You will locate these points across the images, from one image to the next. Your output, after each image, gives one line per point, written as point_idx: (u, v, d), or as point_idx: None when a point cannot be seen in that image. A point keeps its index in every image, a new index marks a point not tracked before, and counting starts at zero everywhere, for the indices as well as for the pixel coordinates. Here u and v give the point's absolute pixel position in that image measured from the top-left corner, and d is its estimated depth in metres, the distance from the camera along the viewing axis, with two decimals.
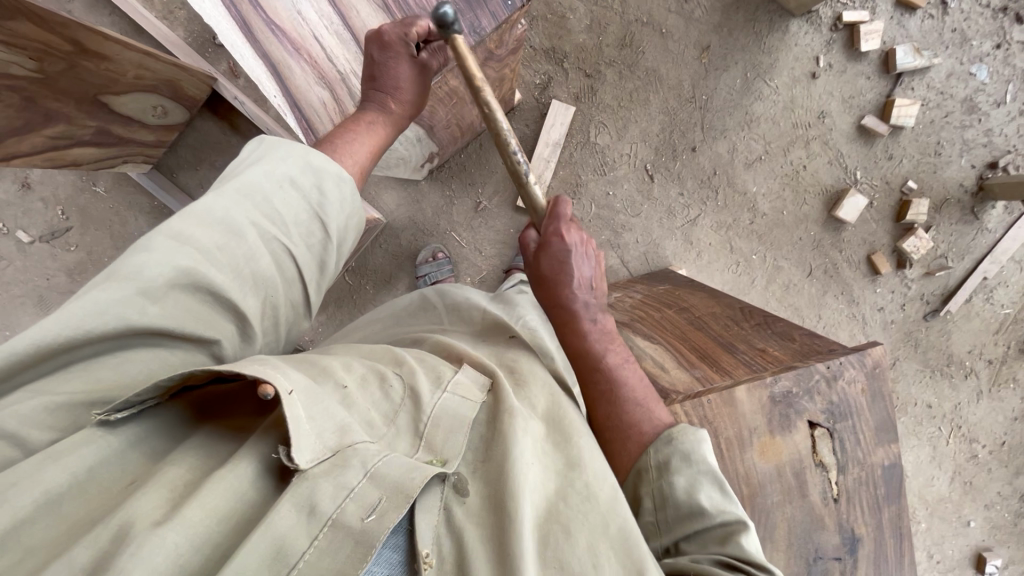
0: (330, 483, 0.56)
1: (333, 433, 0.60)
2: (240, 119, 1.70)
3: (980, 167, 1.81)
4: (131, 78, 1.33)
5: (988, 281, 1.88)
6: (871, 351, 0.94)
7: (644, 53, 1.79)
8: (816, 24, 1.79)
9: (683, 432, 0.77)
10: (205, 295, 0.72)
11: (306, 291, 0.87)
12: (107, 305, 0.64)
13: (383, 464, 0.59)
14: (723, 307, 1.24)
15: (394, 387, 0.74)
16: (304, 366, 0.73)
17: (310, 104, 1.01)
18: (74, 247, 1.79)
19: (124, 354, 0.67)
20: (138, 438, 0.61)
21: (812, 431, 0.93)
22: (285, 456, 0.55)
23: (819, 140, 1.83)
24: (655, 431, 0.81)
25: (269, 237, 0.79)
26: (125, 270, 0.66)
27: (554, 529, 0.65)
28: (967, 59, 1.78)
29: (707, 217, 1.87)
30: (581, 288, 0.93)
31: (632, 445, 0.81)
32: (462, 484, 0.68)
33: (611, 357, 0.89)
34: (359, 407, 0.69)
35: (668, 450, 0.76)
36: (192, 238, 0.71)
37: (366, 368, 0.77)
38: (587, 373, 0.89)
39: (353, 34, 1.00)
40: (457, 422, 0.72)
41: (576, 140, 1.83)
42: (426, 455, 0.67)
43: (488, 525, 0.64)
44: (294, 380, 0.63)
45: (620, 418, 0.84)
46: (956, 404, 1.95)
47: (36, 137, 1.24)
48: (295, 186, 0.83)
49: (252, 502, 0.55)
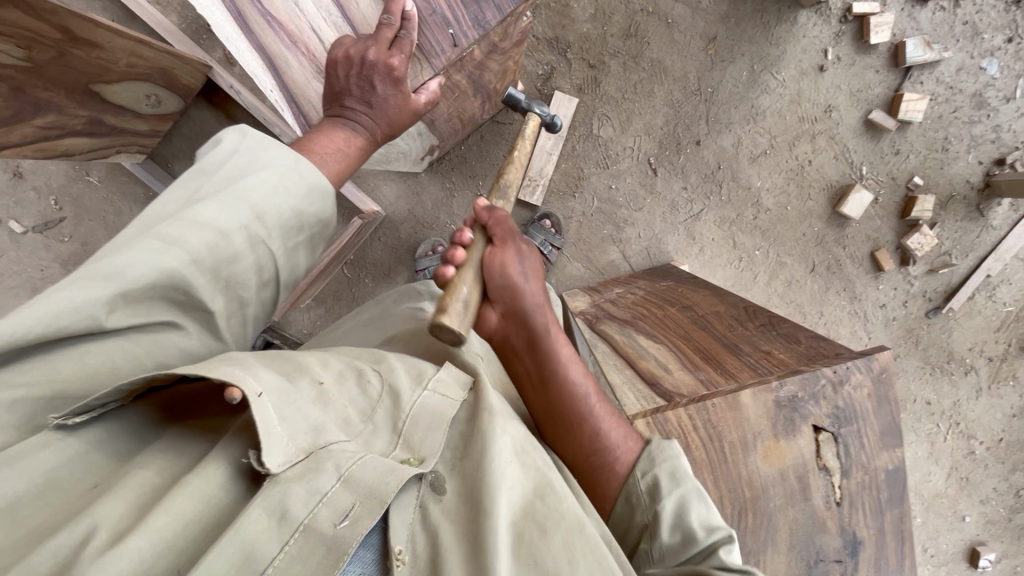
0: (301, 487, 0.55)
1: (306, 435, 0.59)
2: (235, 107, 1.66)
3: (987, 163, 1.79)
4: (122, 66, 1.30)
5: (992, 279, 1.87)
6: (878, 356, 0.93)
7: (649, 44, 1.76)
8: (825, 16, 1.75)
9: (663, 450, 0.81)
10: (175, 295, 0.71)
11: (277, 292, 0.87)
12: (79, 304, 0.63)
13: (359, 468, 0.59)
14: (726, 307, 1.22)
15: (371, 384, 0.71)
16: (276, 359, 0.70)
17: (307, 99, 0.99)
18: (69, 238, 1.77)
19: (85, 344, 0.65)
20: (98, 440, 0.60)
21: (817, 435, 0.92)
22: (255, 460, 0.54)
23: (825, 135, 1.81)
24: (635, 450, 0.83)
25: (256, 242, 0.78)
26: (103, 269, 0.65)
27: (528, 529, 0.65)
28: (978, 52, 1.74)
29: (710, 212, 1.84)
30: (539, 307, 0.88)
31: (611, 462, 0.82)
32: (440, 483, 0.68)
33: (578, 382, 0.86)
34: (335, 404, 0.67)
35: (653, 470, 0.80)
36: (182, 240, 0.70)
37: (344, 363, 0.74)
38: (557, 399, 0.86)
39: (350, 26, 0.96)
40: (436, 420, 0.70)
41: (579, 133, 1.80)
42: (403, 452, 0.66)
43: (462, 522, 0.64)
44: (263, 379, 0.60)
45: (597, 447, 0.83)
46: (955, 401, 1.95)
47: (27, 127, 1.21)
48: (286, 191, 0.81)
49: (215, 509, 0.53)
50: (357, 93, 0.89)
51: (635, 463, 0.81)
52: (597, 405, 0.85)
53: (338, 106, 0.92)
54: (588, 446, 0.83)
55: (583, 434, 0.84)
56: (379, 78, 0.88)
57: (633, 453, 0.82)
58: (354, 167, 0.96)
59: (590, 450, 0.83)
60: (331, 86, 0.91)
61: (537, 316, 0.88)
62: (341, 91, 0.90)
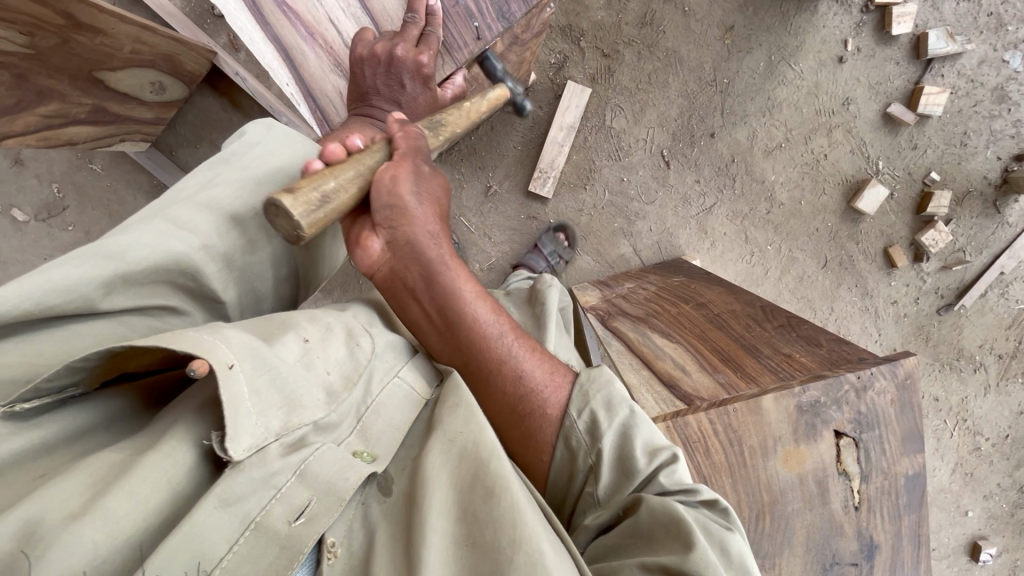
0: (257, 479, 0.53)
1: (278, 415, 0.57)
2: (241, 95, 1.64)
3: (1006, 158, 1.76)
4: (127, 53, 1.27)
5: (1005, 276, 1.85)
6: (903, 362, 0.92)
7: (665, 33, 1.72)
8: (846, 5, 1.70)
9: (594, 384, 0.76)
10: (183, 280, 0.67)
11: (294, 288, 0.86)
12: (73, 281, 0.58)
13: (314, 461, 0.58)
14: (742, 305, 1.21)
15: (361, 349, 0.71)
16: (263, 322, 0.68)
17: (325, 93, 0.95)
18: (72, 227, 1.73)
19: (76, 326, 0.60)
20: (62, 429, 0.54)
21: (838, 440, 0.91)
22: (217, 446, 0.51)
23: (842, 129, 1.77)
24: (559, 396, 0.75)
25: (271, 232, 0.76)
26: (104, 248, 0.61)
27: (471, 507, 0.62)
28: (1001, 45, 1.70)
29: (723, 206, 1.82)
30: (427, 224, 0.76)
31: (546, 415, 0.75)
32: (388, 483, 0.65)
33: (481, 316, 0.77)
34: (317, 366, 0.65)
35: (589, 406, 0.74)
36: (191, 222, 0.67)
37: (333, 320, 0.73)
38: (468, 349, 0.76)
39: (371, 18, 0.93)
40: (396, 417, 0.70)
41: (591, 123, 1.76)
42: (358, 442, 0.64)
43: (400, 518, 0.62)
44: (236, 345, 0.57)
45: (521, 390, 0.75)
46: (963, 398, 1.94)
47: (30, 116, 1.19)
48: (300, 178, 0.79)
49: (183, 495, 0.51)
50: (384, 91, 0.87)
51: (568, 403, 0.75)
52: (509, 339, 0.77)
53: (366, 107, 0.89)
54: (513, 394, 0.75)
55: (503, 377, 0.76)
56: (408, 78, 0.86)
57: (562, 392, 0.76)
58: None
59: (516, 398, 0.75)
60: (357, 85, 0.89)
61: (434, 249, 0.76)
62: (368, 90, 0.88)
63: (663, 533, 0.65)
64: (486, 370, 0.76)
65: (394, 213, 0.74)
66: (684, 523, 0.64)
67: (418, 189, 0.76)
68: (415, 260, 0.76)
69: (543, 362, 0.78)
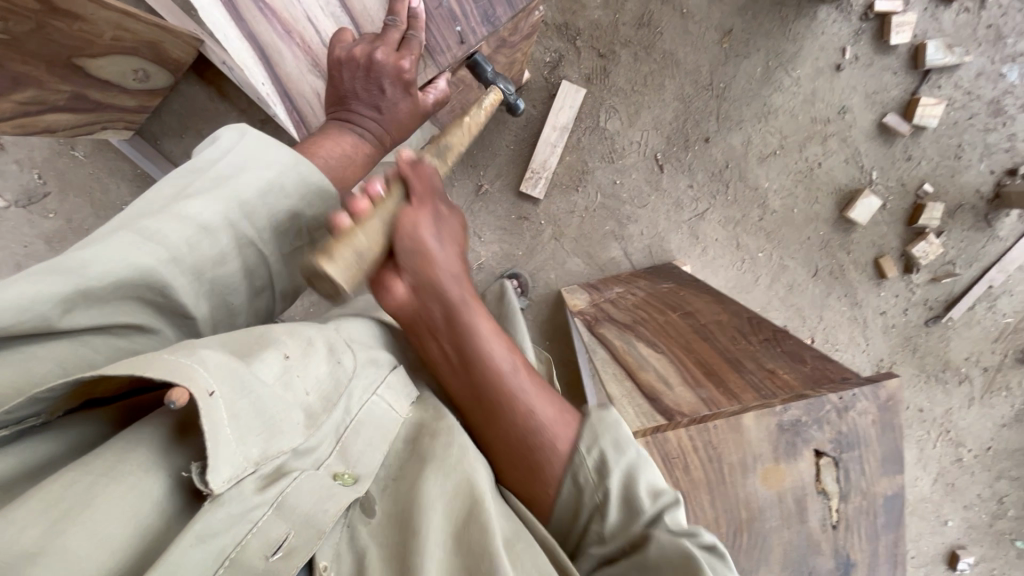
0: (234, 514, 0.52)
1: (258, 443, 0.55)
2: (227, 84, 1.61)
3: (999, 172, 1.75)
4: (108, 40, 1.23)
5: (993, 290, 1.85)
6: (886, 383, 0.91)
7: (662, 35, 1.69)
8: (846, 13, 1.68)
9: (606, 422, 0.74)
10: (150, 296, 0.66)
11: (273, 299, 0.83)
12: (32, 299, 0.56)
13: (293, 492, 0.58)
14: (729, 315, 1.19)
15: (342, 366, 0.69)
16: (240, 334, 0.64)
17: (302, 93, 0.93)
18: (53, 214, 1.68)
19: (37, 348, 0.58)
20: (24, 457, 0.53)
21: (817, 459, 0.91)
22: (196, 477, 0.49)
23: (837, 137, 1.76)
24: (569, 435, 0.73)
25: (244, 243, 0.74)
26: (67, 262, 0.60)
27: (461, 538, 0.66)
28: (999, 58, 1.69)
29: (715, 212, 1.80)
30: (444, 262, 0.78)
31: (550, 451, 0.73)
32: (370, 505, 0.68)
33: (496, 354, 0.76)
34: (297, 387, 0.63)
35: (598, 445, 0.72)
36: (160, 234, 0.65)
37: (314, 334, 0.70)
38: (481, 385, 0.76)
39: (351, 18, 0.90)
40: (379, 434, 0.71)
41: (585, 124, 1.74)
42: (339, 464, 0.65)
43: (388, 541, 0.65)
44: (215, 367, 0.54)
45: (531, 427, 0.74)
46: (947, 409, 1.94)
47: (6, 102, 1.15)
48: (278, 187, 0.76)
49: (152, 518, 0.50)
50: (362, 96, 0.85)
51: (578, 440, 0.73)
52: (522, 377, 0.76)
53: (343, 112, 0.87)
54: (520, 429, 0.74)
55: (512, 414, 0.74)
56: (387, 82, 0.84)
57: (570, 431, 0.74)
58: (362, 175, 0.89)
59: (523, 434, 0.73)
60: (336, 88, 0.86)
61: (448, 284, 0.77)
62: (347, 95, 0.86)
63: (670, 565, 0.65)
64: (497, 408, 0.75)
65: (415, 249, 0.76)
66: (695, 561, 0.64)
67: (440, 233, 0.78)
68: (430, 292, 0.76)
69: (557, 403, 0.76)
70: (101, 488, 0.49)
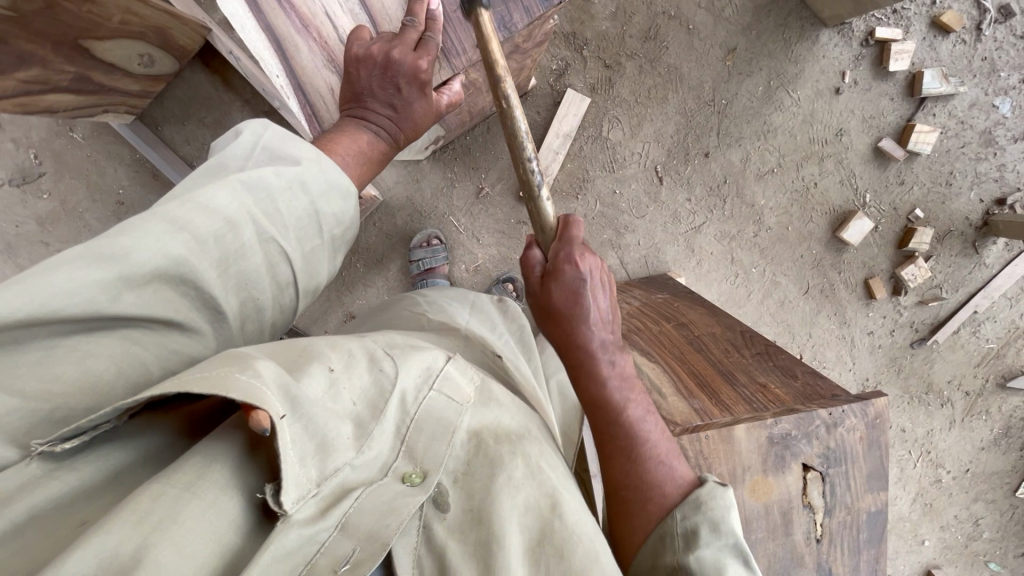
0: (303, 535, 0.53)
1: (314, 462, 0.56)
2: (232, 74, 1.61)
3: (988, 201, 1.80)
4: (116, 23, 1.22)
5: (978, 315, 1.89)
6: (874, 402, 0.93)
7: (667, 49, 1.71)
8: (847, 38, 1.72)
9: (712, 497, 0.72)
10: (184, 289, 0.64)
11: (296, 297, 0.80)
12: (78, 285, 0.55)
13: (356, 511, 0.58)
14: (723, 328, 1.21)
15: (385, 373, 0.67)
16: (284, 349, 0.65)
17: (316, 89, 0.93)
18: (47, 195, 1.66)
19: (83, 341, 0.57)
20: (96, 470, 0.53)
21: (805, 473, 0.92)
22: (270, 498, 0.51)
23: (833, 159, 1.79)
24: (680, 491, 0.75)
25: (267, 238, 0.72)
26: (108, 249, 0.58)
27: (545, 551, 0.65)
28: (992, 90, 1.73)
29: (711, 226, 1.83)
30: (596, 324, 0.81)
31: (651, 505, 0.75)
32: (443, 498, 0.68)
33: (631, 410, 0.79)
34: (343, 399, 0.62)
35: (696, 517, 0.71)
36: (190, 223, 0.64)
37: (354, 346, 0.69)
38: (603, 427, 0.80)
39: (368, 16, 0.90)
40: (440, 429, 0.68)
41: (588, 133, 1.76)
42: (406, 465, 0.65)
43: (469, 540, 0.65)
44: (273, 382, 0.54)
45: (639, 474, 0.76)
46: (928, 430, 1.98)
47: (9, 80, 1.13)
48: (304, 188, 0.76)
49: (227, 534, 0.50)
50: (378, 94, 0.86)
51: (676, 504, 0.74)
52: (651, 432, 0.79)
53: (358, 108, 0.88)
54: (632, 480, 0.76)
55: (628, 466, 0.77)
56: (404, 81, 0.85)
57: (679, 489, 0.75)
58: (374, 171, 0.92)
59: (630, 484, 0.76)
60: (351, 84, 0.87)
61: (596, 336, 0.80)
62: (363, 91, 0.86)
63: None
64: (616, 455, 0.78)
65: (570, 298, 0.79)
66: None
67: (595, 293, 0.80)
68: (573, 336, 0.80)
69: (677, 456, 0.79)
70: (182, 503, 0.48)
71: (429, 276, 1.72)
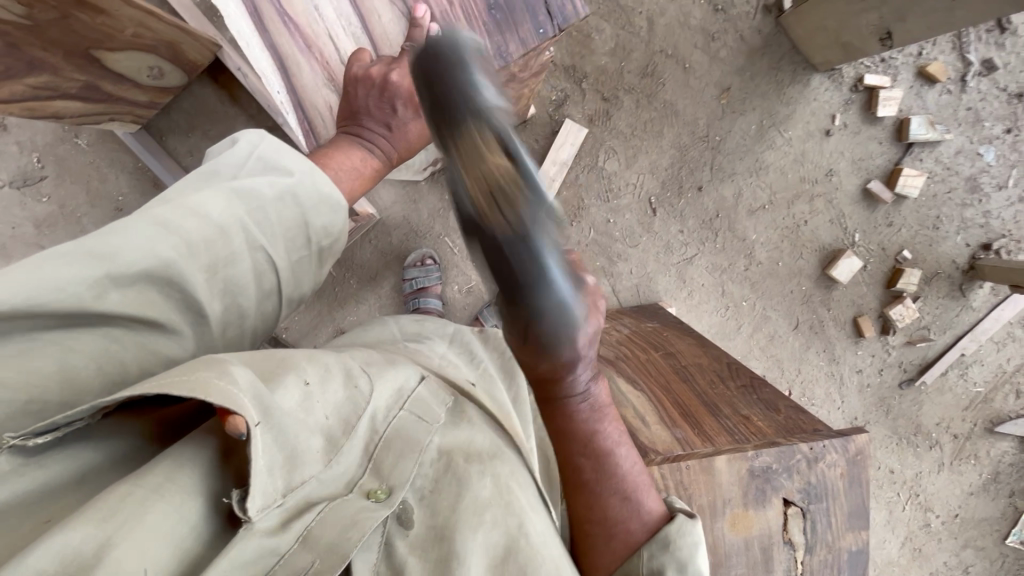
0: (264, 543, 0.53)
1: (280, 473, 0.56)
2: (239, 90, 1.64)
3: (974, 246, 1.83)
4: (129, 36, 1.25)
5: (965, 358, 1.90)
6: (855, 438, 0.93)
7: (664, 85, 1.77)
8: (838, 82, 1.77)
9: (681, 535, 0.73)
10: (170, 290, 0.65)
11: (278, 305, 0.81)
12: (66, 281, 0.56)
13: (318, 523, 0.57)
14: (709, 359, 1.22)
15: (360, 390, 0.68)
16: (262, 357, 0.64)
17: (314, 106, 0.96)
18: (46, 199, 1.68)
19: (68, 334, 0.58)
20: (68, 467, 0.53)
21: (785, 508, 0.92)
22: (235, 503, 0.49)
23: (823, 198, 1.83)
24: (647, 532, 0.75)
25: (255, 245, 0.72)
26: (96, 248, 0.59)
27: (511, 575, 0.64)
28: (977, 138, 1.79)
29: (703, 258, 1.85)
30: (582, 372, 0.69)
31: (617, 542, 0.76)
32: (407, 516, 0.67)
33: (603, 442, 0.76)
34: (317, 413, 0.62)
35: (662, 557, 0.73)
36: (181, 227, 0.65)
37: (332, 361, 0.69)
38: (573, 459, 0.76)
39: (369, 39, 0.94)
40: (410, 447, 0.69)
41: (584, 162, 1.79)
42: (371, 481, 0.65)
43: (430, 557, 0.64)
44: (248, 389, 0.54)
45: (608, 509, 0.76)
46: (917, 472, 1.96)
47: (16, 85, 1.16)
48: (295, 200, 0.76)
49: (191, 537, 0.49)
50: (377, 116, 0.89)
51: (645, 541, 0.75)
52: (623, 460, 0.77)
53: (355, 126, 0.91)
54: (600, 508, 0.76)
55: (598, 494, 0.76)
56: (400, 103, 0.88)
57: (648, 526, 0.76)
58: (368, 186, 0.94)
59: (597, 514, 0.77)
60: (349, 103, 0.89)
61: (578, 380, 0.70)
62: (360, 110, 0.89)
63: None
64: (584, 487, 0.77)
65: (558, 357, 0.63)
66: None
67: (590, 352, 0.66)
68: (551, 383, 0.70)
69: (648, 481, 0.79)
70: (151, 505, 0.48)
71: (421, 295, 1.73)
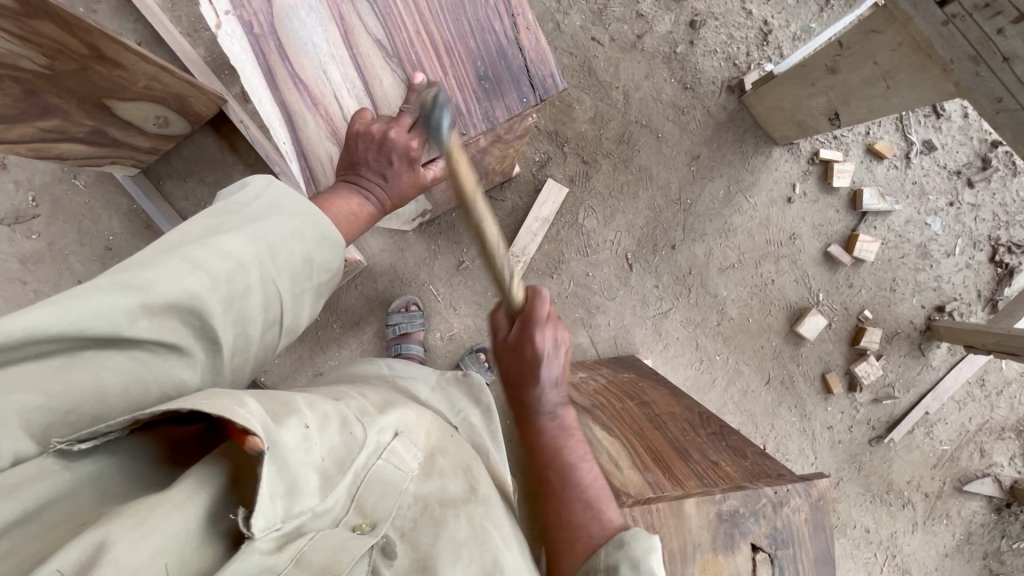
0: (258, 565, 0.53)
1: (280, 503, 0.58)
2: (239, 140, 1.73)
3: (929, 307, 1.95)
4: (140, 88, 1.34)
5: (929, 416, 1.97)
6: (817, 483, 0.96)
7: (639, 151, 1.91)
8: (796, 155, 1.94)
9: (634, 537, 0.75)
10: (191, 321, 0.67)
11: (278, 335, 0.83)
12: (108, 308, 0.60)
13: (311, 548, 0.58)
14: (682, 409, 1.26)
15: (354, 436, 0.71)
16: (266, 397, 0.66)
17: (317, 156, 1.04)
18: (35, 236, 1.70)
19: (102, 356, 0.61)
20: (93, 480, 0.56)
21: (753, 554, 0.93)
22: (241, 520, 0.53)
23: (788, 259, 1.94)
24: (603, 535, 0.80)
25: (266, 280, 0.76)
26: (129, 280, 0.63)
27: None
28: (924, 210, 1.95)
29: (677, 312, 1.93)
30: (547, 384, 0.91)
31: (578, 546, 0.80)
32: (391, 548, 0.70)
33: (569, 454, 0.90)
34: (314, 453, 0.64)
35: (618, 553, 0.74)
36: (207, 264, 0.68)
37: (330, 407, 0.72)
38: (544, 469, 0.90)
39: (371, 99, 1.03)
40: (388, 490, 0.72)
41: (564, 219, 1.90)
42: (355, 517, 0.66)
43: None
44: (258, 416, 0.58)
45: (569, 519, 0.84)
46: (892, 532, 1.97)
47: (28, 128, 1.20)
48: (301, 239, 0.82)
49: (194, 553, 0.51)
50: (376, 168, 0.97)
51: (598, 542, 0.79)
52: (586, 468, 0.89)
53: (354, 174, 0.98)
54: (557, 517, 0.85)
55: (561, 495, 0.87)
56: (397, 157, 0.97)
57: (597, 536, 0.80)
58: (360, 231, 1.01)
59: (556, 523, 0.85)
60: (350, 154, 0.97)
61: (544, 391, 0.91)
62: (358, 161, 0.97)
63: None
64: (551, 495, 0.88)
65: (526, 363, 0.89)
66: None
67: (548, 361, 0.89)
68: (526, 396, 0.92)
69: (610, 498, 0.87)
70: (170, 518, 0.50)
71: (404, 340, 1.76)
